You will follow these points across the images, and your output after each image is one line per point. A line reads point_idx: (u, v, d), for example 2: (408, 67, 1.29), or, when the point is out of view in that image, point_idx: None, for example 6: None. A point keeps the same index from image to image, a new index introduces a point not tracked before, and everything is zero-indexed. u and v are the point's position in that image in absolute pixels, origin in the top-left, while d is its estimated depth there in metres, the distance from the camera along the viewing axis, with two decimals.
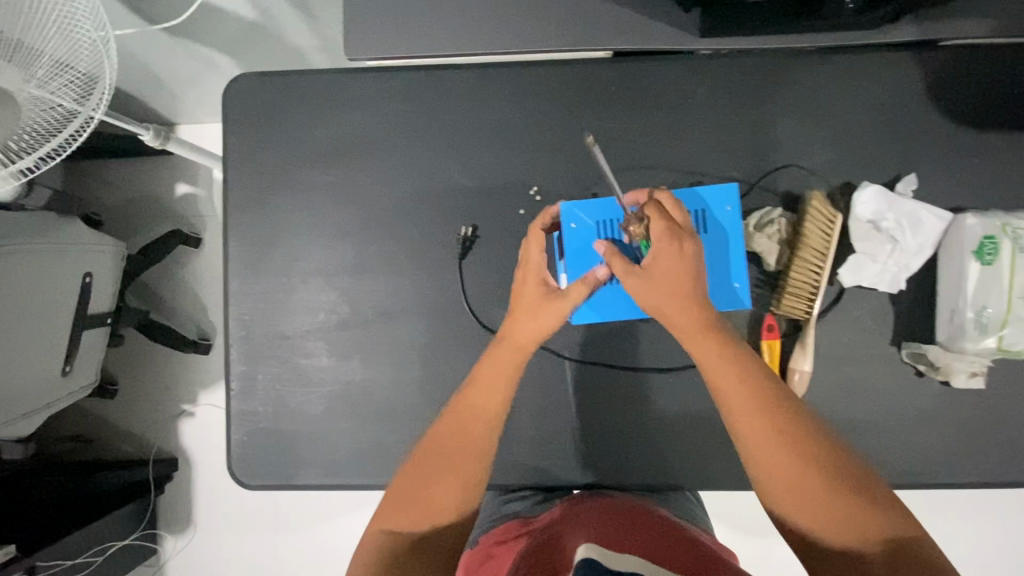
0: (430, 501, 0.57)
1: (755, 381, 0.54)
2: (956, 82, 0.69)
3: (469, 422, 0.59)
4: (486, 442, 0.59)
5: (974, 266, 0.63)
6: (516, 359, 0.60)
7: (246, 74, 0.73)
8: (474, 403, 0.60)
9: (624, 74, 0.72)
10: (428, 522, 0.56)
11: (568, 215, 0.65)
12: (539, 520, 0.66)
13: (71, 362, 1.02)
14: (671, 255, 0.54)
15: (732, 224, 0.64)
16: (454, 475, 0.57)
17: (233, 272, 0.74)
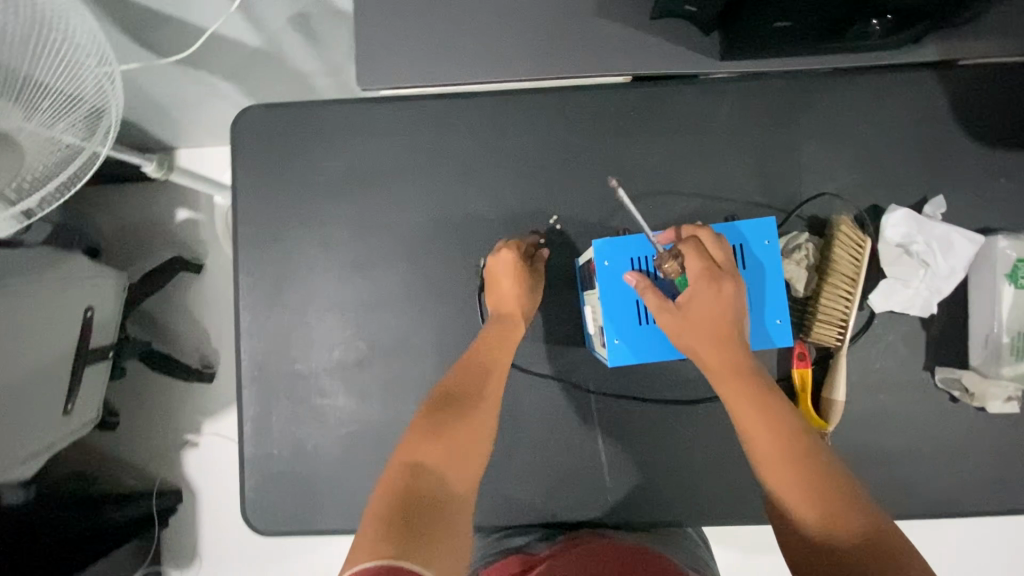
0: (453, 440, 0.51)
1: (763, 392, 0.52)
2: (978, 101, 0.68)
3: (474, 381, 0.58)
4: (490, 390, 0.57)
5: (1008, 290, 0.63)
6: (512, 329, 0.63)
7: (257, 106, 0.71)
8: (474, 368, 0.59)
9: (643, 99, 0.70)
10: (452, 463, 0.50)
11: (599, 251, 0.59)
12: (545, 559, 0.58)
13: (73, 401, 0.99)
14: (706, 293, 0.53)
15: (773, 259, 0.60)
16: (470, 421, 0.53)
17: (245, 309, 0.71)
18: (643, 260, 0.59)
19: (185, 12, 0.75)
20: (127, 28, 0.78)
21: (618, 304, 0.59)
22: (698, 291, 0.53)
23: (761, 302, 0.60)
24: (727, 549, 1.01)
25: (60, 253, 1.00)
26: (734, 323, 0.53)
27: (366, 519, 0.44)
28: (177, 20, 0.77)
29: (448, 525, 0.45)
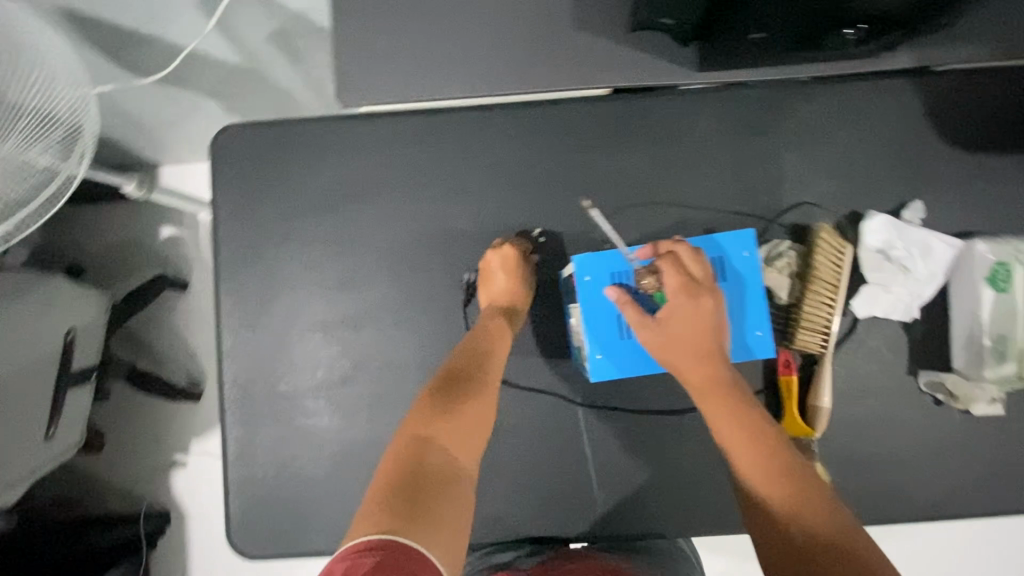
0: (460, 419, 0.51)
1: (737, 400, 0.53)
2: (954, 106, 0.69)
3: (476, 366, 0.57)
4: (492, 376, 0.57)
5: (988, 293, 0.63)
6: (505, 327, 0.63)
7: (237, 125, 0.71)
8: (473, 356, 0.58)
9: (623, 111, 0.71)
10: (457, 442, 0.49)
11: (581, 267, 0.61)
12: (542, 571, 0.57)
13: (56, 424, 0.98)
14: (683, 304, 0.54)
15: (752, 270, 0.61)
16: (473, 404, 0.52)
17: (227, 329, 0.70)
18: (624, 275, 0.61)
19: (163, 31, 0.75)
20: (104, 49, 0.78)
21: (601, 318, 0.61)
22: (676, 304, 0.55)
23: (741, 314, 0.61)
24: (718, 557, 1.01)
25: (39, 276, 0.98)
26: (715, 333, 0.54)
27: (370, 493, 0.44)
28: (155, 39, 0.76)
29: (451, 501, 0.44)
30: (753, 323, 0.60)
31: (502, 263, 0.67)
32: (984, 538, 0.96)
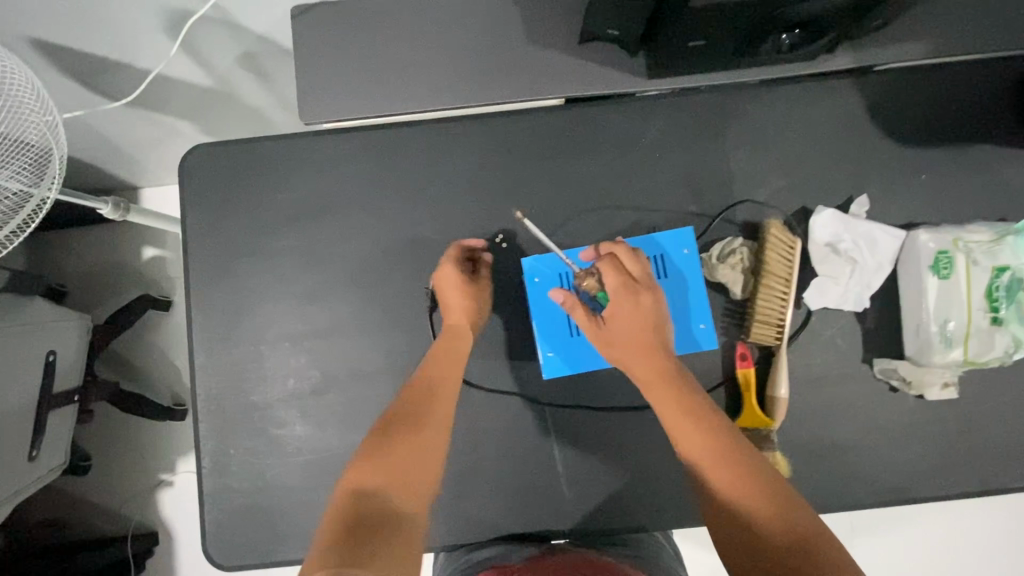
0: (401, 460, 0.55)
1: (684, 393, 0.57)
2: (894, 103, 0.72)
3: (421, 403, 0.60)
4: (444, 412, 0.61)
5: (932, 281, 0.65)
6: (459, 339, 0.66)
7: (205, 145, 0.73)
8: (423, 387, 0.62)
9: (578, 119, 0.73)
10: (400, 484, 0.54)
11: (534, 270, 0.71)
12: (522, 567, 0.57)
13: (38, 447, 0.99)
14: (626, 304, 0.60)
15: (689, 267, 0.69)
16: (411, 449, 0.56)
17: (199, 344, 0.72)
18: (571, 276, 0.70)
19: (133, 57, 0.77)
20: (76, 76, 0.80)
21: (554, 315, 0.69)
22: (619, 305, 0.60)
23: (686, 308, 0.68)
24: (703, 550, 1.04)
25: (19, 299, 0.99)
26: (655, 331, 0.60)
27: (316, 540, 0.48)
28: (126, 65, 0.79)
29: (391, 538, 0.48)
30: (696, 316, 0.68)
31: (443, 280, 0.68)
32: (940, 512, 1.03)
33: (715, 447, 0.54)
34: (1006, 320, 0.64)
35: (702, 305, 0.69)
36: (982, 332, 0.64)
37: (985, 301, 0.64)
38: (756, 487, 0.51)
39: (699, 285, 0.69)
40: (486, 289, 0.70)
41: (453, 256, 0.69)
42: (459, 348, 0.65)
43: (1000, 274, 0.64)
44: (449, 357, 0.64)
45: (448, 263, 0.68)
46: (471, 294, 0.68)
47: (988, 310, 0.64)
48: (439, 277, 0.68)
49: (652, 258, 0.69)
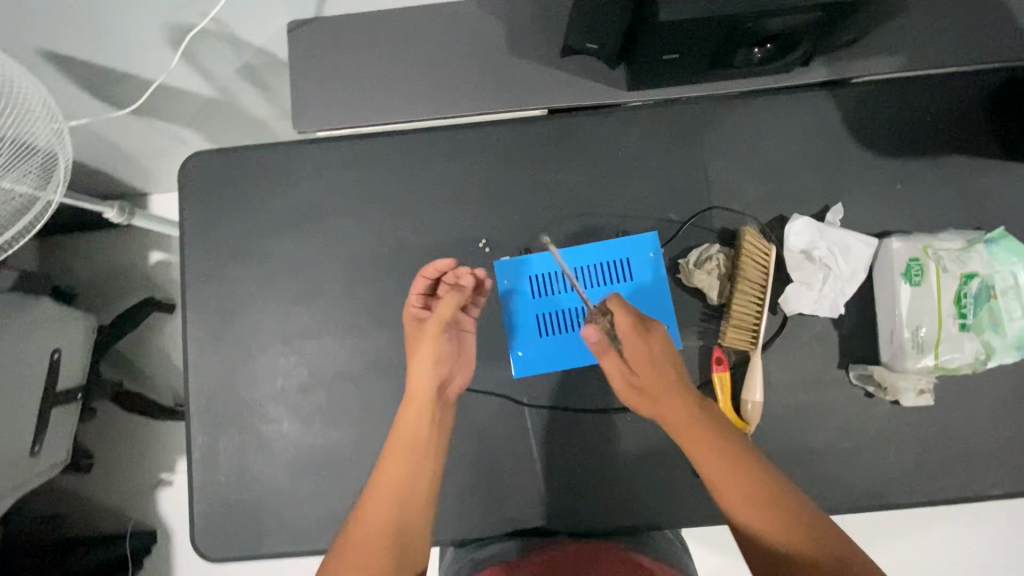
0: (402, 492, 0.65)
1: (704, 422, 0.64)
2: (869, 115, 0.74)
3: (380, 504, 0.64)
4: (407, 511, 0.65)
5: (904, 288, 0.67)
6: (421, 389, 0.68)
7: (203, 151, 0.76)
8: (386, 481, 0.65)
9: (560, 129, 0.76)
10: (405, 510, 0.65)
11: (501, 273, 0.74)
12: (524, 564, 0.60)
13: (40, 441, 1.01)
14: (641, 345, 0.67)
15: (651, 269, 0.73)
16: (368, 559, 0.61)
17: (193, 342, 0.75)
18: (538, 277, 0.74)
19: (139, 68, 0.81)
20: (86, 86, 0.84)
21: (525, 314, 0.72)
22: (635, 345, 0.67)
23: (649, 309, 0.72)
24: (709, 550, 1.06)
25: (27, 298, 1.03)
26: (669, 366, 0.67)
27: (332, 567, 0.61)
28: (132, 76, 0.83)
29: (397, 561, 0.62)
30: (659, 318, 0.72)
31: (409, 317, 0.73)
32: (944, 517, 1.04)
33: (742, 474, 0.61)
34: (974, 326, 0.66)
35: (666, 305, 0.72)
36: (952, 338, 0.66)
37: (954, 308, 0.66)
38: (779, 510, 0.59)
39: (663, 285, 0.73)
40: (429, 335, 0.69)
41: (411, 295, 0.72)
42: (419, 414, 0.67)
43: (968, 281, 0.66)
44: (409, 439, 0.66)
45: (410, 301, 0.72)
46: (413, 341, 0.70)
47: (957, 317, 0.66)
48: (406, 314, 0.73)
49: (616, 260, 0.73)
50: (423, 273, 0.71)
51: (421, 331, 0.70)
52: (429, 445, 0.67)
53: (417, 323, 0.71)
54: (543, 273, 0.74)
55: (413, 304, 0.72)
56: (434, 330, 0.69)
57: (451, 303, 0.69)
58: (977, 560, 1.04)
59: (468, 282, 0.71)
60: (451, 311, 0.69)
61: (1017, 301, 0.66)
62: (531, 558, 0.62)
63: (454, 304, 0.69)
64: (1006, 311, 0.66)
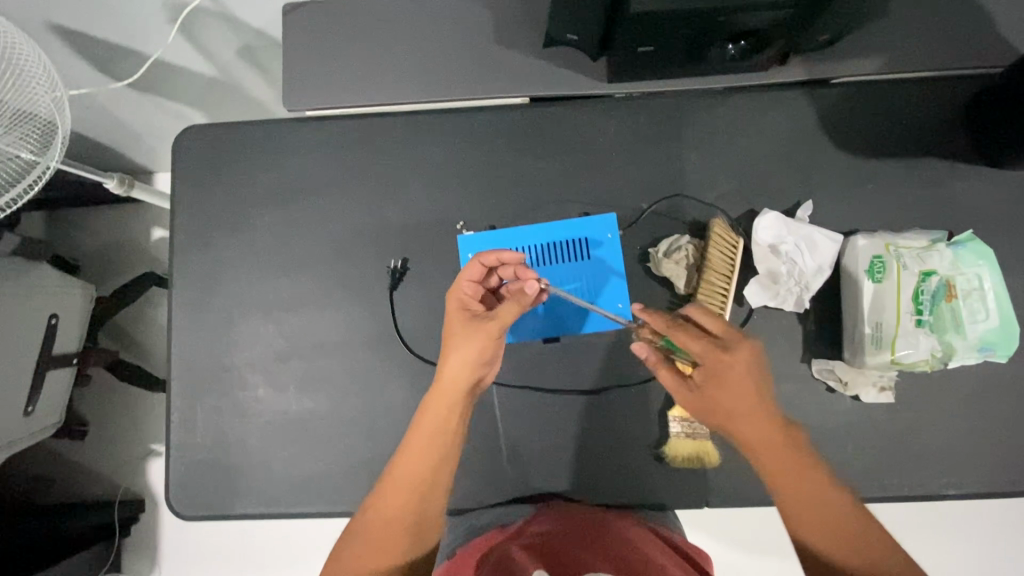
0: (427, 484, 0.61)
1: (778, 433, 0.59)
2: (846, 115, 0.75)
3: (396, 498, 0.61)
4: (431, 498, 0.61)
5: (866, 284, 0.68)
6: (456, 388, 0.64)
7: (197, 127, 0.79)
8: (406, 478, 0.61)
9: (541, 117, 0.77)
10: (430, 500, 0.61)
11: (463, 247, 0.76)
12: (517, 525, 0.66)
13: (33, 403, 1.06)
14: (719, 358, 0.59)
15: (611, 250, 0.75)
16: (383, 551, 0.59)
17: (178, 308, 0.78)
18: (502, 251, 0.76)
19: (141, 45, 0.84)
20: (91, 61, 0.88)
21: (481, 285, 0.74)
22: (709, 359, 0.60)
23: (605, 289, 0.75)
24: (702, 531, 1.07)
25: (28, 264, 1.07)
26: (747, 377, 0.59)
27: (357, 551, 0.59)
28: (136, 53, 0.86)
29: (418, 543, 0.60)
30: (614, 296, 0.74)
31: (455, 301, 0.68)
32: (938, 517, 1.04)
33: (813, 488, 0.57)
34: (932, 324, 0.67)
35: (621, 285, 0.75)
36: (909, 334, 0.66)
37: (913, 305, 0.67)
38: (848, 528, 0.55)
39: (619, 265, 0.75)
40: (485, 335, 0.64)
41: (464, 280, 0.67)
42: (445, 413, 0.64)
43: (927, 278, 0.67)
44: (432, 435, 0.63)
45: (461, 286, 0.68)
46: (462, 333, 0.65)
47: (915, 314, 0.67)
48: (452, 298, 0.67)
49: (577, 239, 0.75)
50: (482, 261, 0.68)
51: (474, 326, 0.65)
52: (452, 443, 0.63)
53: (465, 311, 0.67)
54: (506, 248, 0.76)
55: (463, 289, 0.68)
56: (491, 331, 0.64)
57: (513, 310, 0.65)
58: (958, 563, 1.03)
59: (531, 294, 0.66)
60: (513, 318, 0.65)
61: (976, 301, 0.67)
62: (523, 519, 0.68)
63: (517, 311, 0.65)
64: (964, 310, 0.67)
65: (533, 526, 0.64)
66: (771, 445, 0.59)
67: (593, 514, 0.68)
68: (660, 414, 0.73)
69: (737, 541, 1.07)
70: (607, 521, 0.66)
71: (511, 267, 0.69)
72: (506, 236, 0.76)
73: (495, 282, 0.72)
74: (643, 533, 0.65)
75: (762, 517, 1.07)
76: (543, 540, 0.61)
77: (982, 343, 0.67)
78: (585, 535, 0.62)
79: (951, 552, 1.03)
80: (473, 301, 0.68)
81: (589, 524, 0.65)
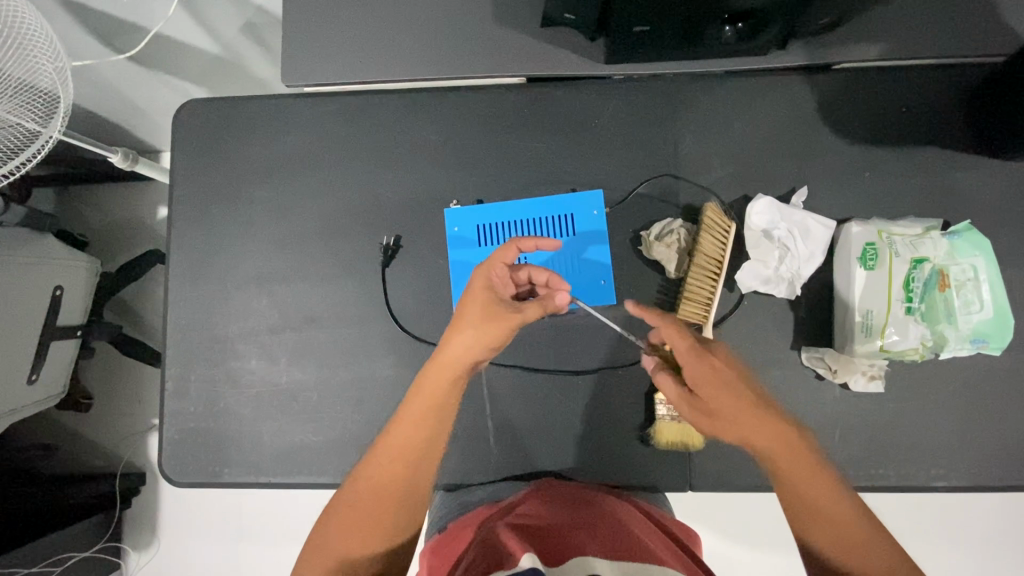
0: (411, 472, 0.60)
1: (782, 432, 0.57)
2: (845, 101, 0.74)
3: (390, 470, 0.60)
4: (415, 485, 0.60)
5: (858, 271, 0.68)
6: (454, 375, 0.61)
7: (197, 101, 0.81)
8: (400, 448, 0.60)
9: (537, 98, 0.77)
10: (414, 487, 0.60)
11: (451, 221, 0.76)
12: (509, 500, 0.67)
13: (38, 371, 1.08)
14: (710, 365, 0.59)
15: (598, 227, 0.75)
16: (377, 522, 0.58)
17: (176, 279, 0.80)
18: (487, 226, 0.76)
19: (145, 20, 0.85)
20: (96, 34, 0.89)
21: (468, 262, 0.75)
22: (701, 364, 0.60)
23: (591, 266, 0.75)
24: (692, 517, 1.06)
25: (34, 235, 1.09)
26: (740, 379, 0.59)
27: (339, 529, 0.59)
28: (140, 28, 0.87)
29: (401, 527, 0.59)
30: (599, 272, 0.74)
31: (481, 279, 0.64)
32: (936, 516, 1.02)
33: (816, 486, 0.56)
34: (923, 312, 0.66)
35: (606, 265, 0.75)
36: (900, 323, 0.66)
37: (904, 293, 0.66)
38: (845, 527, 0.55)
39: (604, 243, 0.75)
40: (507, 326, 0.61)
41: (499, 263, 0.63)
42: (448, 396, 0.61)
43: (918, 266, 0.66)
44: (426, 414, 0.61)
45: (493, 267, 0.64)
46: (484, 316, 0.61)
47: (905, 302, 0.66)
48: (480, 275, 0.63)
49: (563, 216, 0.76)
50: (520, 246, 0.64)
51: (498, 314, 0.61)
52: (446, 422, 0.63)
53: (490, 293, 0.63)
54: (492, 224, 0.76)
55: (494, 271, 0.64)
56: (512, 325, 0.62)
57: (536, 313, 0.64)
58: (956, 563, 1.00)
59: (559, 303, 0.64)
60: (533, 320, 0.64)
61: (970, 291, 0.66)
62: (515, 494, 0.69)
63: (539, 315, 0.64)
64: (958, 300, 0.66)
65: (525, 503, 0.65)
66: (773, 442, 0.56)
67: (583, 491, 0.68)
68: (647, 397, 0.73)
69: (726, 529, 1.06)
70: (598, 499, 0.66)
71: (544, 272, 0.67)
72: (495, 212, 0.76)
73: (521, 276, 0.67)
74: (632, 513, 0.65)
75: (753, 507, 1.06)
76: (531, 517, 0.61)
77: (975, 334, 0.66)
78: (577, 515, 0.62)
79: (948, 550, 1.01)
80: (498, 285, 0.65)
81: (585, 504, 0.65)
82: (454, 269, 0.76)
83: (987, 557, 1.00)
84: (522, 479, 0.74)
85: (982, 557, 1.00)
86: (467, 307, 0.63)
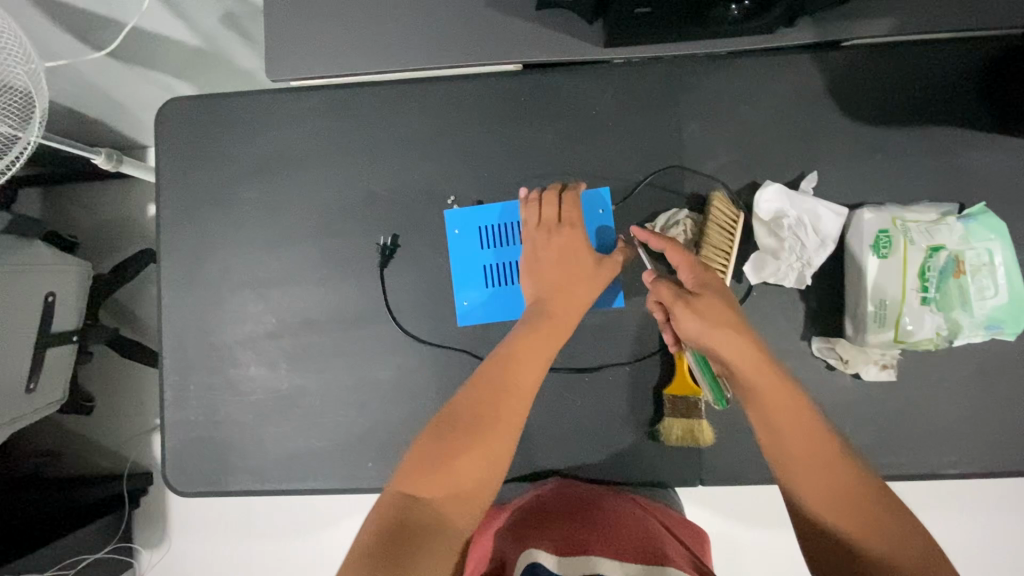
0: (495, 425, 0.60)
1: (800, 410, 0.56)
2: (857, 81, 0.71)
3: (498, 405, 0.61)
4: (499, 431, 0.60)
5: (871, 259, 0.66)
6: (548, 322, 0.66)
7: (180, 99, 0.77)
8: (504, 383, 0.63)
9: (534, 85, 0.74)
10: (496, 446, 0.59)
11: (450, 222, 0.74)
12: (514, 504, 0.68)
13: (35, 380, 1.06)
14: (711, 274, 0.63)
15: (603, 224, 0.73)
16: (477, 455, 0.58)
17: (169, 286, 0.78)
18: (486, 226, 0.74)
19: (120, 12, 0.81)
20: (70, 30, 0.84)
21: (468, 265, 0.73)
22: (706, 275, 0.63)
23: None
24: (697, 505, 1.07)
25: (22, 241, 1.06)
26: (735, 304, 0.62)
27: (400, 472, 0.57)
28: (115, 22, 0.83)
29: (469, 471, 0.57)
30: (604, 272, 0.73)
31: (562, 241, 0.70)
32: (943, 499, 1.02)
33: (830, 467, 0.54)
34: (938, 301, 0.64)
35: None
36: (915, 312, 0.64)
37: (919, 281, 0.64)
38: (862, 512, 0.52)
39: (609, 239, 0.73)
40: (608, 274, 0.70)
41: (570, 222, 0.70)
42: (554, 334, 0.66)
43: (934, 254, 0.64)
44: (517, 359, 0.64)
45: (565, 230, 0.70)
46: (577, 265, 0.69)
47: (920, 290, 0.64)
48: (561, 238, 0.70)
49: None
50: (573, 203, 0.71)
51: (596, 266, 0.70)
52: (541, 369, 0.64)
53: (575, 251, 0.70)
54: (492, 224, 0.74)
55: (569, 232, 0.70)
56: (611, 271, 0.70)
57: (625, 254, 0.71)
58: (962, 544, 1.01)
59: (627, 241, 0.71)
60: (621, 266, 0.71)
61: (985, 278, 0.64)
62: (521, 498, 0.69)
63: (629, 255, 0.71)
64: (972, 287, 0.64)
65: (530, 505, 0.65)
66: (791, 415, 0.56)
67: (586, 488, 0.68)
68: (656, 393, 0.72)
69: (731, 514, 1.06)
70: (605, 496, 0.66)
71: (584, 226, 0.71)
72: (494, 211, 0.74)
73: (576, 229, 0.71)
74: (635, 509, 0.65)
75: (758, 492, 1.06)
76: (538, 522, 0.61)
77: (990, 321, 0.64)
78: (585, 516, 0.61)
79: (955, 531, 1.01)
80: (578, 245, 0.70)
81: (593, 503, 0.64)
82: (454, 270, 0.73)
83: (993, 537, 1.00)
84: (531, 479, 0.74)
85: (989, 538, 1.00)
86: (556, 253, 0.70)
